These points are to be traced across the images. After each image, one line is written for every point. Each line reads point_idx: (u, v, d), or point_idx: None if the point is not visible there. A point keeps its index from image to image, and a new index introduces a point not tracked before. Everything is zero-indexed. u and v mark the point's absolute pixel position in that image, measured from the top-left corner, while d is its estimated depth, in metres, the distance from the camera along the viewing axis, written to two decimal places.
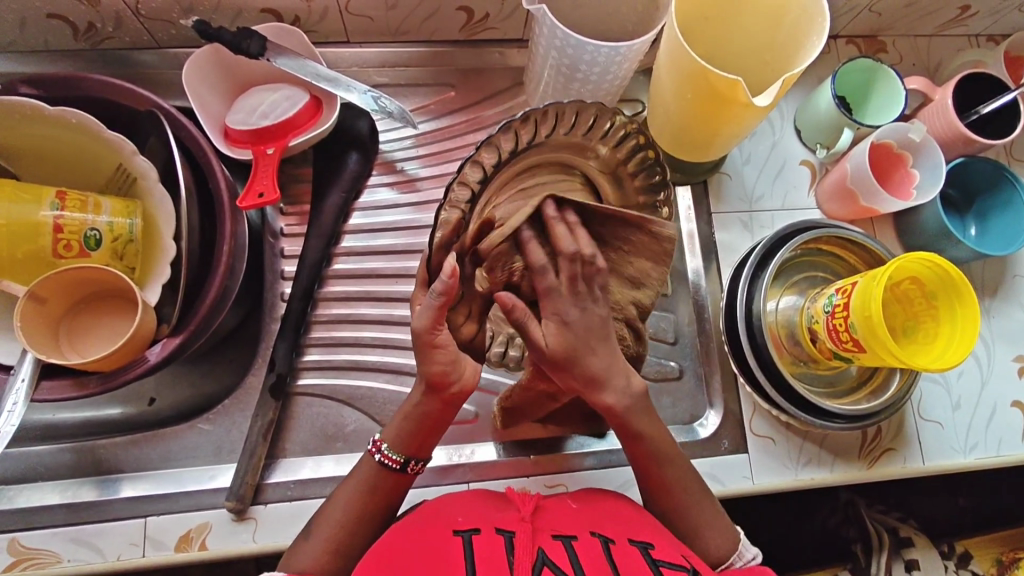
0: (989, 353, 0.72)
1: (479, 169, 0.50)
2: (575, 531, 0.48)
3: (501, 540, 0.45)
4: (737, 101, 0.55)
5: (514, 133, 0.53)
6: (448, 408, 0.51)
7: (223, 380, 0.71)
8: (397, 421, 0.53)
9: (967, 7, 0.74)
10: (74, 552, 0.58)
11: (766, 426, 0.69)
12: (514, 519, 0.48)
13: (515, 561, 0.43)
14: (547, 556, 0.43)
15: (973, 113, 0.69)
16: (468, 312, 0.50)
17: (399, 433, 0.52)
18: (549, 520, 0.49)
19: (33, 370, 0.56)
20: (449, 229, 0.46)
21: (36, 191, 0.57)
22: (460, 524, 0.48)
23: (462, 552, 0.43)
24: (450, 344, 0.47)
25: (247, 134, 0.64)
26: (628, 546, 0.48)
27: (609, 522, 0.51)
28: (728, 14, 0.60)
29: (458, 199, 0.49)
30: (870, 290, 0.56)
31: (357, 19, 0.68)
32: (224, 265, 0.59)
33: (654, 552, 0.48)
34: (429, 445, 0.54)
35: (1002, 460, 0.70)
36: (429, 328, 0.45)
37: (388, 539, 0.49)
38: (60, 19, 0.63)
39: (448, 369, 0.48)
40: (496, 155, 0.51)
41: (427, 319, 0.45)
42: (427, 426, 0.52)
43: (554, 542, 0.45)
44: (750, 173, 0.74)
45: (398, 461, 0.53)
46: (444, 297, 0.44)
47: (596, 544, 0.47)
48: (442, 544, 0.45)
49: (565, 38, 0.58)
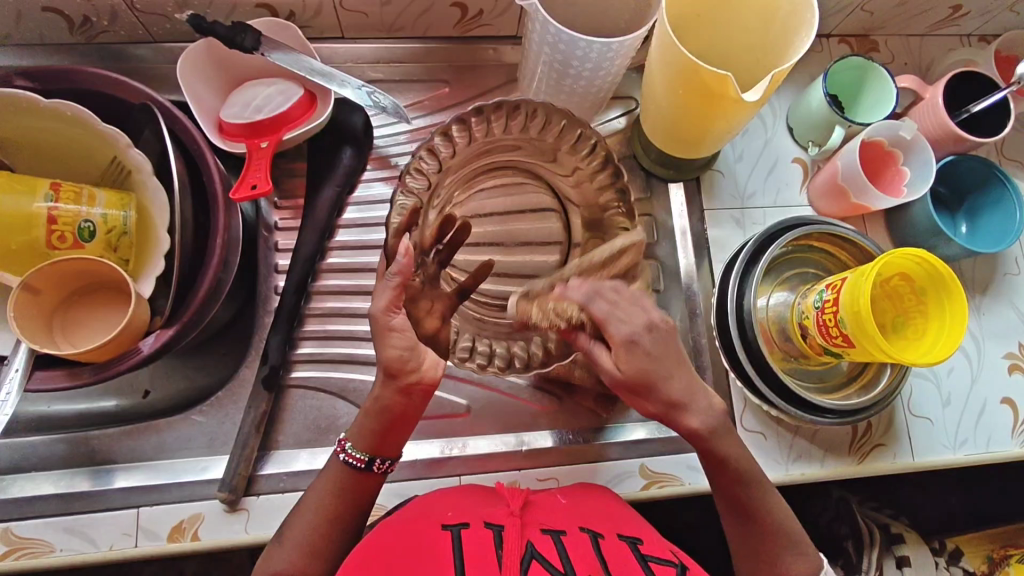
0: (980, 350, 0.73)
1: (433, 158, 0.57)
2: (564, 526, 0.48)
3: (490, 534, 0.45)
4: (726, 97, 0.55)
5: (468, 128, 0.59)
6: (409, 403, 0.52)
7: (217, 373, 0.71)
8: (362, 418, 0.53)
9: (958, 7, 0.74)
10: (67, 541, 0.59)
11: (757, 422, 0.69)
12: (503, 513, 0.48)
13: (504, 554, 0.43)
14: (535, 549, 0.44)
15: (964, 111, 0.69)
16: (432, 306, 0.53)
17: (363, 430, 0.53)
18: (537, 516, 0.49)
19: (27, 360, 0.56)
20: (405, 216, 0.52)
21: (31, 182, 0.58)
22: (449, 518, 0.48)
23: (451, 547, 0.44)
24: (405, 329, 0.50)
25: (241, 128, 0.65)
26: (618, 541, 0.48)
27: (597, 517, 0.52)
28: (718, 11, 0.61)
29: (415, 187, 0.55)
30: (859, 286, 0.56)
31: (351, 15, 0.68)
32: (218, 257, 0.60)
33: (642, 547, 0.48)
34: (396, 441, 0.54)
35: (991, 456, 0.70)
36: (387, 309, 0.49)
37: (381, 533, 0.49)
38: (55, 12, 0.63)
39: (406, 356, 0.50)
40: (449, 147, 0.58)
41: (384, 301, 0.49)
42: (387, 424, 0.52)
43: (543, 536, 0.46)
44: (742, 170, 0.74)
45: (363, 460, 0.53)
46: (400, 277, 0.49)
47: (585, 538, 0.47)
48: (432, 538, 0.46)
49: (557, 34, 0.58)
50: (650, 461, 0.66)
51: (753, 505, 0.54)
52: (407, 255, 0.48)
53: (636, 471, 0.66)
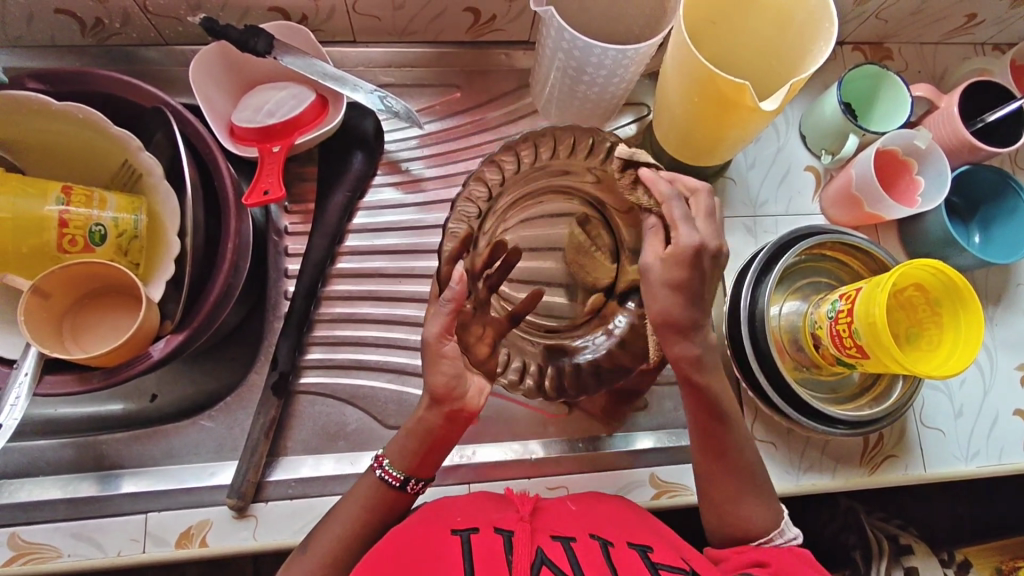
0: (992, 361, 0.72)
1: (483, 185, 0.54)
2: (574, 533, 0.48)
3: (500, 539, 0.45)
4: (743, 105, 0.55)
5: (514, 153, 0.55)
6: (451, 427, 0.53)
7: (225, 377, 0.71)
8: (403, 436, 0.54)
9: (973, 15, 0.74)
10: (75, 546, 0.58)
11: (767, 431, 0.69)
12: (513, 518, 0.48)
13: (514, 560, 0.43)
14: (546, 556, 0.43)
15: (979, 121, 0.69)
16: (483, 331, 0.53)
17: (402, 449, 0.53)
18: (547, 521, 0.49)
19: (36, 364, 0.55)
20: (457, 242, 0.50)
21: (42, 186, 0.57)
22: (458, 523, 0.48)
23: (460, 552, 0.44)
24: (455, 356, 0.52)
25: (252, 132, 0.64)
26: (626, 548, 0.48)
27: (608, 524, 0.51)
28: (734, 16, 0.60)
29: (466, 213, 0.52)
30: (874, 296, 0.56)
31: (364, 19, 0.68)
32: (229, 262, 0.59)
33: (653, 554, 0.48)
34: (433, 462, 0.54)
35: (1003, 469, 0.70)
36: (439, 335, 0.50)
37: (393, 535, 0.49)
38: (68, 15, 0.63)
39: (452, 382, 0.52)
40: (499, 173, 0.54)
41: (436, 327, 0.50)
42: (430, 447, 0.53)
43: (553, 542, 0.45)
44: (754, 178, 0.74)
45: (398, 479, 0.53)
46: (454, 304, 0.49)
47: (595, 546, 0.46)
48: (442, 543, 0.45)
49: (572, 41, 0.58)
50: (660, 471, 0.66)
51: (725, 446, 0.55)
52: (461, 282, 0.48)
53: (646, 480, 0.66)
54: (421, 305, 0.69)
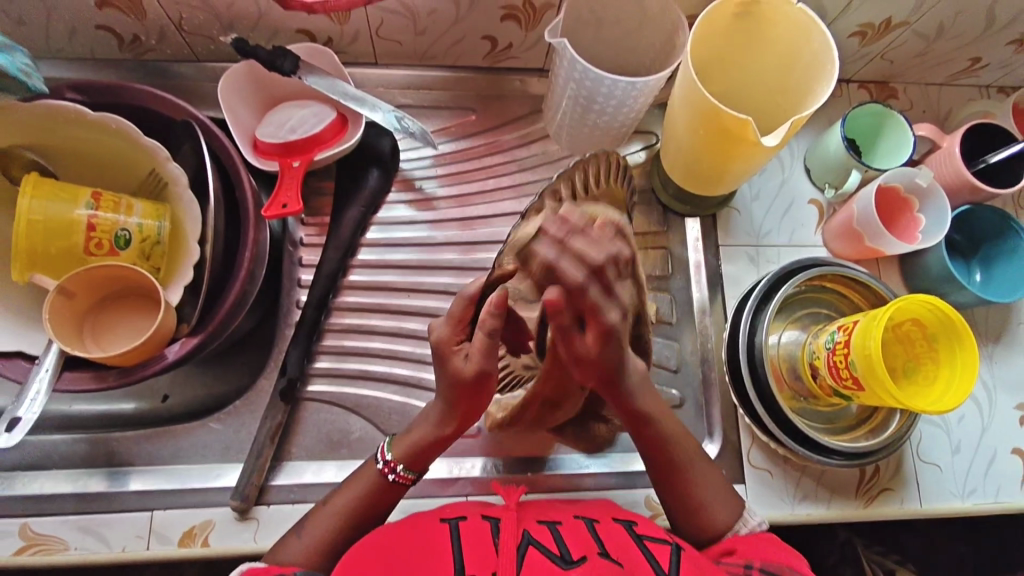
0: (991, 399, 0.73)
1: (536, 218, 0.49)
2: (560, 517, 0.49)
3: (488, 526, 0.46)
4: (746, 140, 0.57)
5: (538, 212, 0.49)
6: (458, 429, 0.55)
7: (235, 381, 0.73)
8: (405, 437, 0.56)
9: (977, 59, 0.76)
10: (81, 540, 0.60)
11: (763, 458, 0.69)
12: (499, 507, 0.49)
13: (503, 543, 0.44)
14: (533, 537, 0.45)
15: (980, 162, 0.71)
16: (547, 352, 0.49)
17: (410, 449, 0.55)
18: (532, 510, 0.51)
19: (57, 360, 0.58)
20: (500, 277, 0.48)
21: (73, 190, 0.60)
22: (447, 513, 0.50)
23: (451, 538, 0.45)
24: (486, 385, 0.50)
25: (275, 147, 0.67)
26: (612, 524, 0.50)
27: (592, 510, 0.53)
28: (739, 56, 0.63)
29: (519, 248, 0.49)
30: (870, 330, 0.57)
31: (386, 43, 0.71)
32: (245, 270, 0.61)
33: (637, 528, 0.50)
34: (429, 458, 0.56)
35: (1000, 507, 0.70)
36: (482, 356, 0.48)
37: (380, 531, 0.49)
38: (107, 31, 0.66)
39: (473, 406, 0.52)
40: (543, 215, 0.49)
41: (479, 348, 0.47)
42: (429, 445, 0.55)
43: (540, 526, 0.47)
44: (759, 209, 0.76)
45: (410, 478, 0.56)
46: (487, 327, 0.46)
47: (581, 526, 0.48)
48: (432, 531, 0.47)
49: (584, 71, 0.60)
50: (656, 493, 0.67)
51: (647, 415, 0.55)
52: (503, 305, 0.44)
53: (641, 501, 0.66)
54: (428, 319, 0.71)
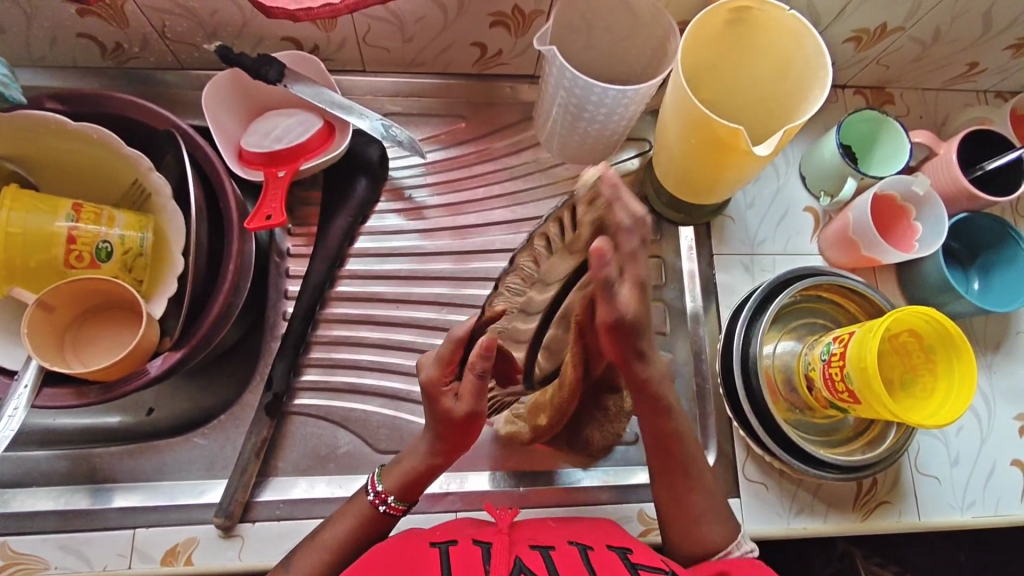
0: (990, 409, 0.72)
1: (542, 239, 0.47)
2: (553, 541, 0.48)
3: (478, 551, 0.45)
4: (740, 150, 0.56)
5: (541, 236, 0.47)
6: (450, 457, 0.54)
7: (221, 394, 0.72)
8: (395, 465, 0.55)
9: (974, 64, 0.75)
10: (62, 559, 0.59)
11: (758, 472, 0.68)
12: (491, 531, 0.48)
13: (491, 569, 0.43)
14: (523, 564, 0.44)
15: (978, 168, 0.69)
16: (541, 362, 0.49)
17: (398, 480, 0.54)
18: (525, 533, 0.49)
19: (36, 376, 0.57)
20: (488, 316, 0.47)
21: (53, 202, 0.59)
22: (437, 537, 0.48)
23: (439, 563, 0.44)
24: (475, 424, 0.51)
25: (260, 156, 0.66)
26: (607, 551, 0.48)
27: (587, 533, 0.52)
28: (730, 64, 0.62)
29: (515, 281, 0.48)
30: (866, 342, 0.56)
31: (374, 50, 0.70)
32: (229, 282, 0.60)
33: (633, 556, 0.48)
34: (420, 487, 0.55)
35: (1000, 519, 0.68)
36: (471, 409, 0.49)
37: (370, 553, 0.48)
38: (89, 39, 0.65)
39: (463, 436, 0.52)
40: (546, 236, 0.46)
41: (468, 398, 0.48)
42: (418, 472, 0.54)
43: (531, 552, 0.46)
44: (754, 217, 0.74)
45: (401, 509, 0.55)
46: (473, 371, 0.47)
47: (574, 552, 0.47)
48: (420, 555, 0.45)
49: (573, 79, 0.59)
50: (649, 507, 0.65)
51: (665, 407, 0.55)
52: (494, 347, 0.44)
53: (634, 516, 0.65)
54: (418, 330, 0.70)
